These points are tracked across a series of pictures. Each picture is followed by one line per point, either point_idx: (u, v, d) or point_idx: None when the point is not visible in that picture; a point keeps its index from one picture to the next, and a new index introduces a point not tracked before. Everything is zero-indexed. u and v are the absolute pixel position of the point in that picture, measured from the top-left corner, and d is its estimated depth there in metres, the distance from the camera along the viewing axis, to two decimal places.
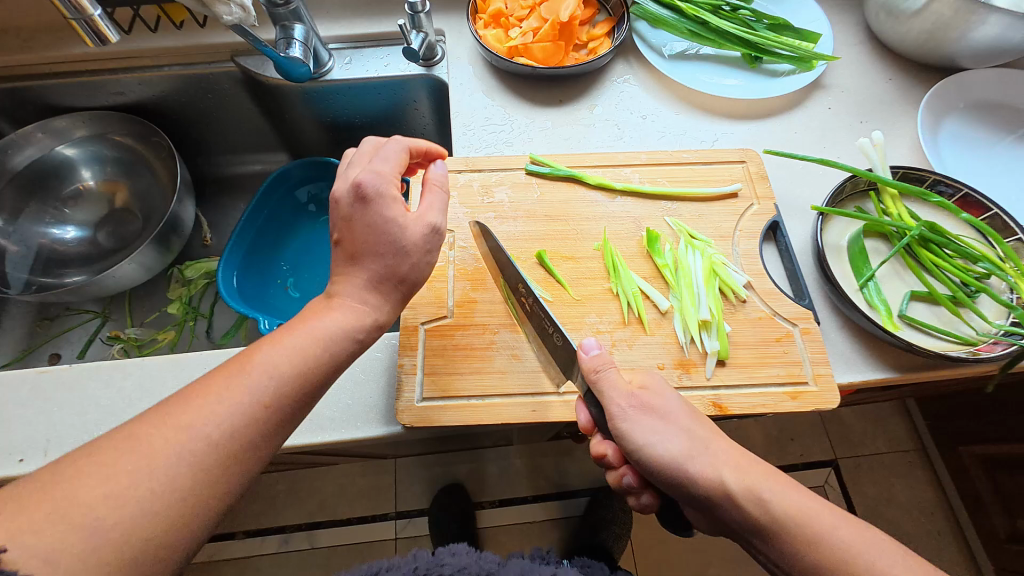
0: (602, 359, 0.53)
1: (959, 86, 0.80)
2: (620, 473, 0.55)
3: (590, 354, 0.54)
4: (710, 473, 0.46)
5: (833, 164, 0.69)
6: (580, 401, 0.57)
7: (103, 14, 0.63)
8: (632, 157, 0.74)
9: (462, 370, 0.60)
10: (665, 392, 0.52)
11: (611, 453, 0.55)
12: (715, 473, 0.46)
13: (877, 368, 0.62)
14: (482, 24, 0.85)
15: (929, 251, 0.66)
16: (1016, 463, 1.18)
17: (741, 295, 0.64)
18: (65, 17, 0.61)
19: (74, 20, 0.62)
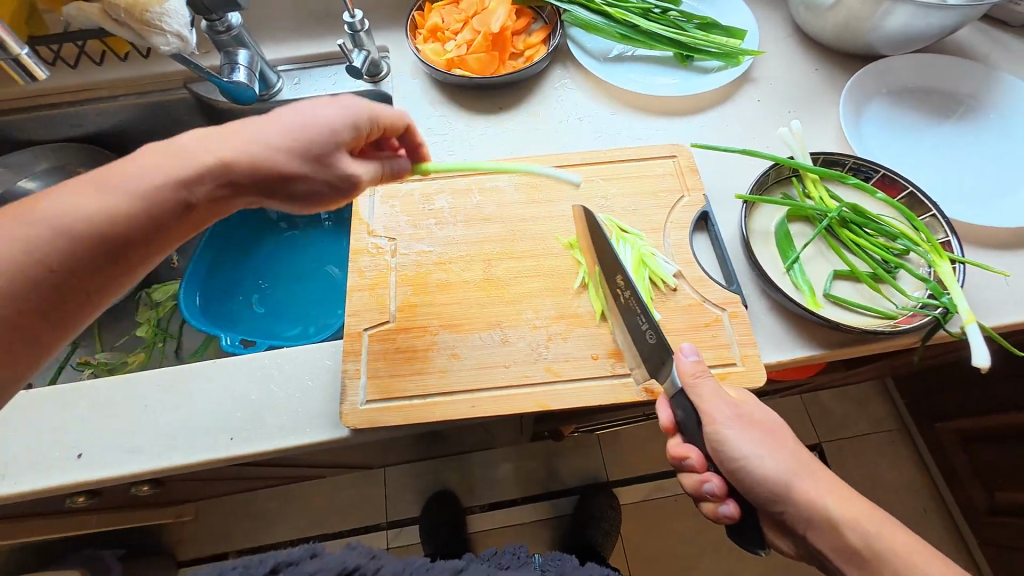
0: (699, 366, 0.56)
1: (881, 72, 0.83)
2: (702, 479, 0.54)
3: (689, 358, 0.56)
4: (799, 491, 0.48)
5: (756, 153, 0.72)
6: (664, 402, 0.58)
7: (32, 53, 0.63)
8: (568, 158, 0.77)
9: (405, 372, 0.62)
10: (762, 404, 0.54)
11: (694, 456, 0.54)
12: (802, 490, 0.49)
13: (805, 346, 0.65)
14: (421, 39, 0.88)
15: (850, 231, 0.69)
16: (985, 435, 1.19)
17: (671, 284, 0.66)
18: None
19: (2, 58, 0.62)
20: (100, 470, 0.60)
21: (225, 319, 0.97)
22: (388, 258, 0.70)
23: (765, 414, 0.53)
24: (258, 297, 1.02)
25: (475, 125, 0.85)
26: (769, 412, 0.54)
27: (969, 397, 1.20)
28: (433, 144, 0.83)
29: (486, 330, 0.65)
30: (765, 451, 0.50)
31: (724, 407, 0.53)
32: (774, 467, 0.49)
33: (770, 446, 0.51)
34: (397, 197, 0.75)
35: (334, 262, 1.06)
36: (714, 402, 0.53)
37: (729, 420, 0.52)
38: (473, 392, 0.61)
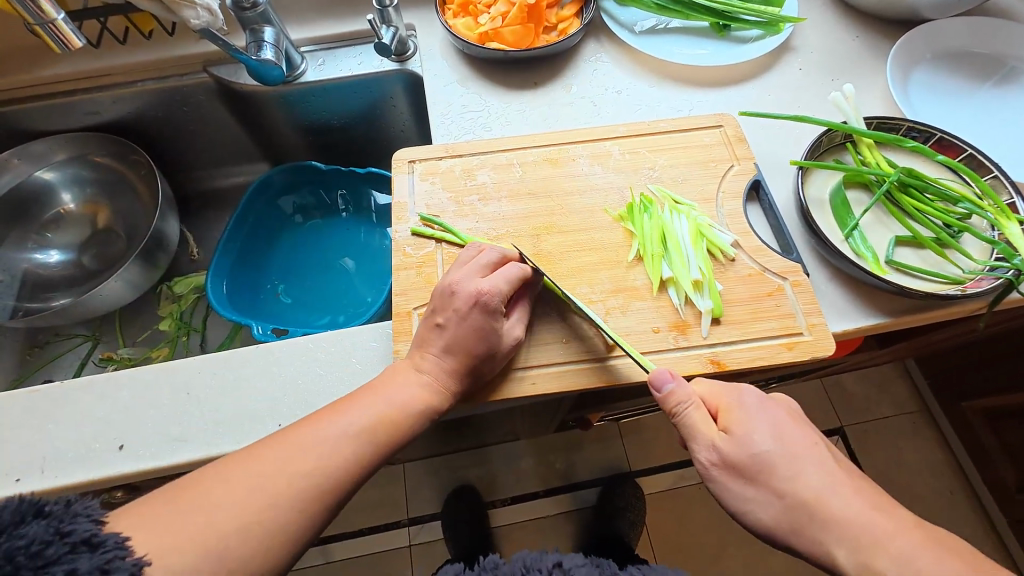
0: (678, 396, 0.52)
1: (925, 37, 0.81)
2: None
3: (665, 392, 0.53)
4: None
5: (808, 119, 0.70)
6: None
7: (68, 19, 0.63)
8: (610, 131, 0.74)
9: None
10: (756, 439, 0.49)
11: None
12: None
13: (870, 314, 0.63)
14: (451, 14, 0.86)
15: (910, 196, 0.67)
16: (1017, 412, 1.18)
17: (729, 254, 0.65)
18: (28, 23, 0.62)
19: (38, 27, 0.62)
20: (148, 459, 0.59)
21: (251, 310, 0.95)
22: (432, 235, 0.68)
23: (748, 449, 0.49)
24: (284, 286, 1.00)
25: (509, 100, 0.82)
26: (753, 444, 0.49)
27: (993, 374, 1.17)
28: (466, 120, 0.81)
29: (539, 307, 0.63)
30: (756, 499, 0.48)
31: (708, 452, 0.50)
32: (764, 517, 0.48)
33: (758, 493, 0.48)
34: (437, 173, 0.72)
35: (351, 252, 1.04)
36: (698, 444, 0.51)
37: (715, 472, 0.50)
38: (533, 369, 0.59)
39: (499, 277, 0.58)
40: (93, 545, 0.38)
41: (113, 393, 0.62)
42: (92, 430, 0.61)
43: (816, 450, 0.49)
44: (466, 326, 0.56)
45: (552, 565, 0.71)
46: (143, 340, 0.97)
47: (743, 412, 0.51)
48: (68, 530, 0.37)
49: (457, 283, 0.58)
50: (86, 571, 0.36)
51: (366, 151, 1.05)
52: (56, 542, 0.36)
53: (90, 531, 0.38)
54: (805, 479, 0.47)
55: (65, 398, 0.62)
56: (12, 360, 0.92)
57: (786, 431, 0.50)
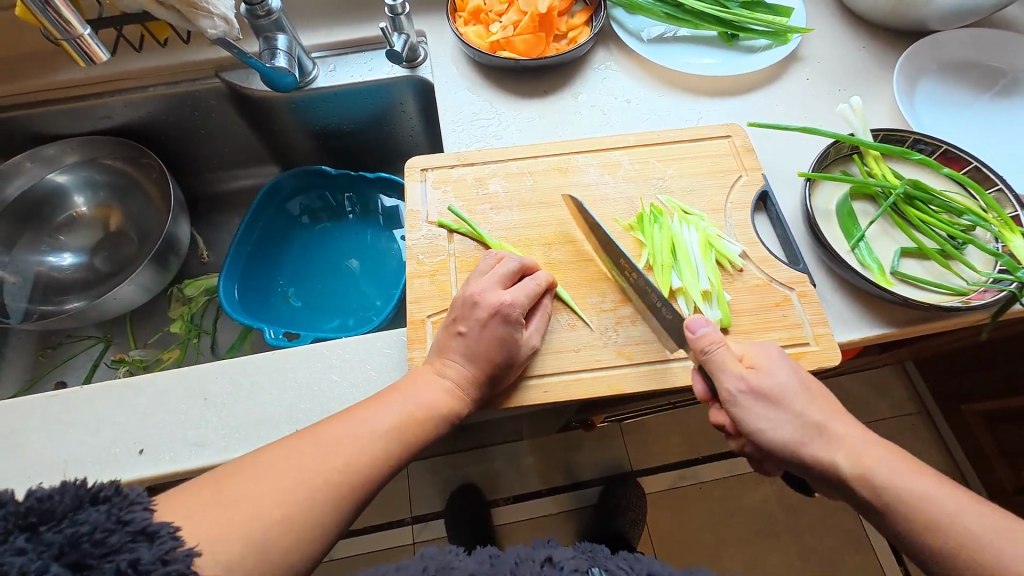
0: (710, 337, 0.54)
1: (932, 48, 0.82)
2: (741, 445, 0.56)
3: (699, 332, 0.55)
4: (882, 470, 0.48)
5: (816, 131, 0.71)
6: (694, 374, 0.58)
7: (93, 34, 0.65)
8: (619, 140, 0.75)
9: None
10: (777, 370, 0.52)
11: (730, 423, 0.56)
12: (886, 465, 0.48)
13: (875, 325, 0.64)
14: (463, 22, 0.87)
15: (915, 208, 0.68)
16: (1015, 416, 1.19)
17: (737, 265, 0.66)
18: (55, 39, 0.63)
19: (64, 42, 0.64)
20: (166, 464, 0.60)
21: (260, 313, 0.96)
22: (450, 225, 0.70)
23: (773, 380, 0.52)
24: (294, 290, 1.01)
25: (519, 109, 0.83)
26: (777, 375, 0.52)
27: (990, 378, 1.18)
28: (477, 128, 0.81)
29: (552, 315, 0.64)
30: (776, 420, 0.51)
31: (735, 381, 0.53)
32: (787, 439, 0.50)
33: (780, 416, 0.51)
34: (449, 181, 0.73)
35: (359, 254, 1.05)
36: (725, 372, 0.53)
37: (742, 398, 0.52)
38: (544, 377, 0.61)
39: (519, 288, 0.60)
40: (150, 535, 0.39)
41: (132, 398, 0.63)
42: (111, 435, 0.62)
43: (828, 392, 0.53)
44: (487, 335, 0.57)
45: (543, 560, 0.64)
46: (154, 342, 0.98)
47: (766, 353, 0.54)
48: (127, 519, 0.39)
49: (478, 293, 0.59)
50: (148, 560, 0.38)
51: (376, 155, 1.06)
52: (118, 530, 0.38)
53: (146, 521, 0.39)
54: (819, 409, 0.51)
55: (87, 402, 0.63)
56: (27, 361, 0.94)
57: (804, 372, 0.54)
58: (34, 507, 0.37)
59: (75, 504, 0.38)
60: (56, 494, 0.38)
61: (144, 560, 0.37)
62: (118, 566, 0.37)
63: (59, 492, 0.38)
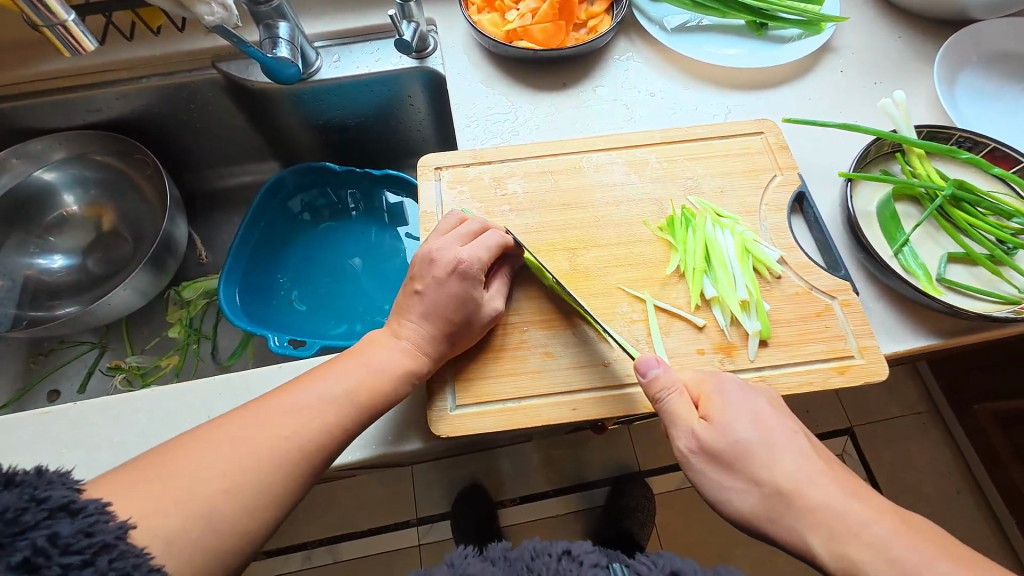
0: (660, 382, 0.51)
1: (973, 38, 0.77)
2: None
3: (650, 375, 0.51)
4: None
5: (857, 128, 0.67)
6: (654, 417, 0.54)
7: (78, 21, 0.59)
8: (646, 137, 0.71)
9: (494, 356, 0.58)
10: (730, 424, 0.48)
11: None
12: None
13: (921, 335, 0.60)
14: (476, 9, 0.82)
15: (963, 210, 0.64)
16: None
17: (776, 271, 0.62)
18: (36, 25, 0.58)
19: (47, 29, 0.59)
20: None
21: (264, 319, 0.91)
22: None
23: (728, 436, 0.47)
24: (298, 293, 0.96)
25: (536, 102, 0.78)
26: (733, 431, 0.47)
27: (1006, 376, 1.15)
28: (492, 124, 0.77)
29: (578, 325, 0.60)
30: (736, 488, 0.46)
31: (687, 440, 0.49)
32: (742, 504, 0.46)
33: (738, 481, 0.46)
34: (465, 180, 0.68)
35: (364, 254, 1.00)
36: (675, 425, 0.49)
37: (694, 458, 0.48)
38: (517, 339, 0.59)
39: (479, 246, 0.58)
40: (73, 511, 0.38)
41: (130, 415, 0.59)
42: (108, 454, 0.58)
43: (797, 441, 0.47)
44: (444, 293, 0.55)
45: (560, 553, 0.60)
46: (151, 348, 0.94)
47: (723, 402, 0.49)
48: (43, 497, 0.37)
49: (435, 251, 0.57)
50: (67, 535, 0.36)
51: (381, 149, 1.01)
52: (31, 508, 0.37)
53: (66, 498, 0.38)
54: (782, 467, 0.46)
55: (81, 420, 0.59)
56: (18, 368, 0.90)
57: (767, 420, 0.48)
58: None
59: None
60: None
61: (64, 533, 0.36)
62: (35, 542, 0.36)
63: None
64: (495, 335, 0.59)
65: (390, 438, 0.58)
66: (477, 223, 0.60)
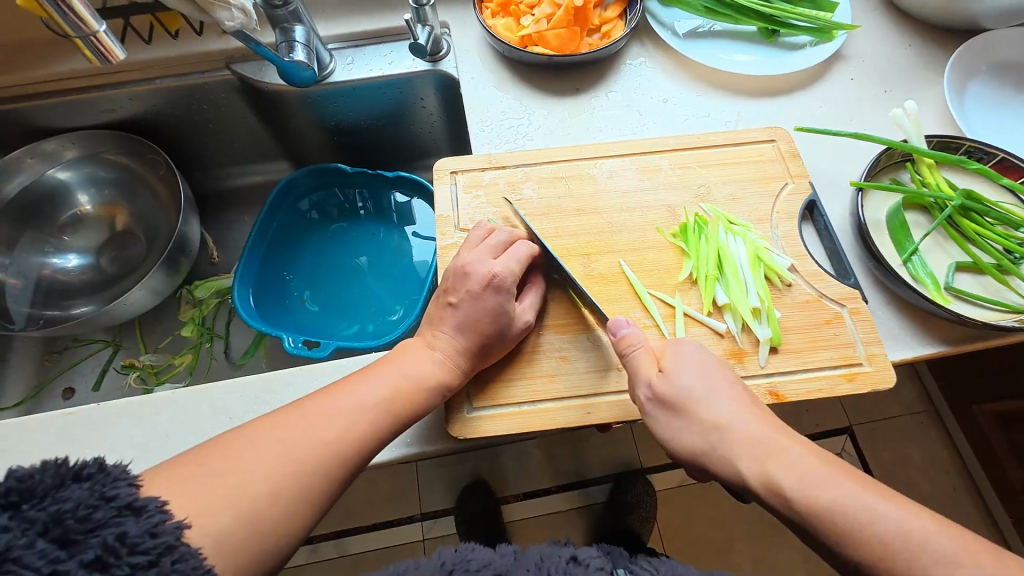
0: (629, 340, 0.54)
1: (982, 47, 0.78)
2: None
3: (620, 333, 0.54)
4: None
5: (868, 137, 0.68)
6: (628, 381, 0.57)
7: (108, 30, 0.60)
8: (659, 143, 0.71)
9: (510, 360, 0.59)
10: (678, 376, 0.51)
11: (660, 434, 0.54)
12: None
13: (928, 343, 0.62)
14: (490, 13, 0.83)
15: (971, 220, 0.65)
16: None
17: (787, 279, 0.63)
18: (68, 35, 0.58)
19: (78, 39, 0.59)
20: None
21: (276, 319, 0.92)
22: None
23: (677, 385, 0.50)
24: (310, 294, 0.97)
25: (550, 107, 0.79)
26: (682, 381, 0.50)
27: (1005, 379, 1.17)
28: (506, 128, 0.77)
29: (592, 331, 0.61)
30: (679, 428, 0.49)
31: (643, 388, 0.52)
32: (683, 442, 0.49)
33: (683, 422, 0.49)
34: (479, 185, 0.69)
35: (374, 254, 1.01)
36: (634, 377, 0.52)
37: (648, 401, 0.51)
38: (534, 343, 0.60)
39: (510, 257, 0.59)
40: (137, 510, 0.37)
41: (152, 416, 0.60)
42: (132, 455, 0.59)
43: (747, 400, 0.49)
44: (480, 306, 0.56)
45: (567, 557, 0.59)
46: (165, 346, 0.95)
47: (680, 357, 0.52)
48: (111, 495, 0.37)
49: (469, 264, 0.58)
50: (135, 534, 0.36)
51: (392, 150, 1.02)
52: (102, 506, 0.36)
53: (132, 496, 0.37)
54: (728, 414, 0.48)
55: (102, 421, 0.60)
56: (32, 366, 0.91)
57: (715, 375, 0.51)
58: (13, 485, 0.35)
59: (37, 491, 0.35)
60: (36, 473, 0.36)
61: (131, 533, 0.36)
62: (105, 540, 0.35)
63: (25, 471, 0.36)
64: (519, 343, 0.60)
65: (407, 440, 0.60)
66: (506, 233, 0.62)
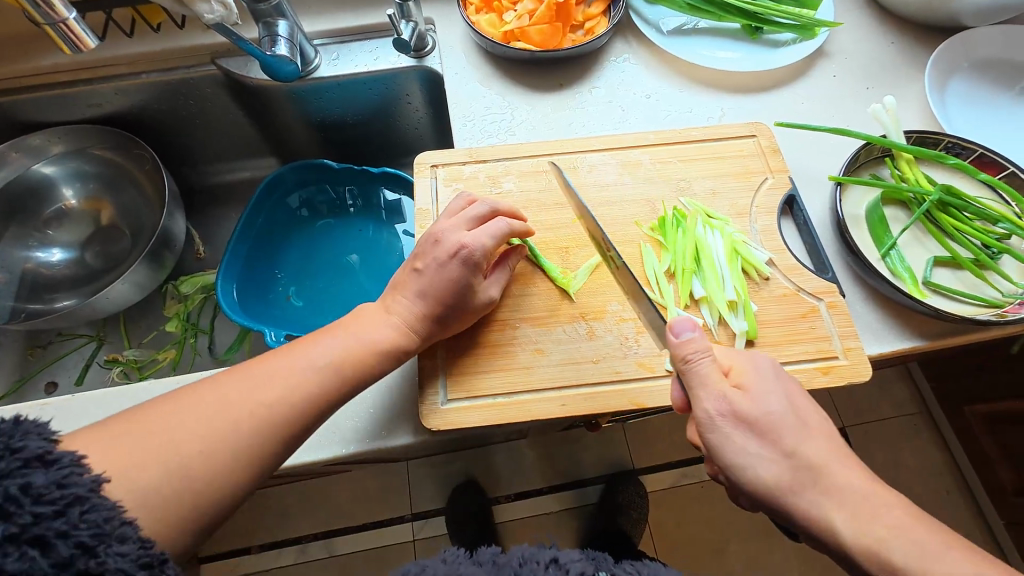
0: (695, 347, 0.49)
1: (964, 45, 0.78)
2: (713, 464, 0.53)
3: (681, 338, 0.50)
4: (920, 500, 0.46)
5: (847, 132, 0.68)
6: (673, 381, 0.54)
7: (79, 17, 0.60)
8: (640, 138, 0.72)
9: (486, 353, 0.59)
10: (762, 398, 0.48)
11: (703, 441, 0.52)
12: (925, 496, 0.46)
13: (907, 338, 0.61)
14: (474, 9, 0.83)
15: (949, 215, 0.65)
16: (1015, 418, 1.14)
17: (764, 273, 0.63)
18: (38, 23, 0.58)
19: (48, 27, 0.59)
20: None
21: (260, 315, 0.92)
22: None
23: (760, 407, 0.48)
24: (295, 290, 0.97)
25: (533, 103, 0.79)
26: (765, 403, 0.48)
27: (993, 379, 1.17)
28: (489, 124, 0.77)
29: (569, 323, 0.61)
30: (757, 455, 0.47)
31: (717, 404, 0.48)
32: (765, 473, 0.46)
33: (763, 449, 0.47)
34: (460, 179, 0.69)
35: (360, 250, 1.01)
36: (705, 392, 0.49)
37: (719, 421, 0.48)
38: (510, 335, 0.60)
39: (484, 229, 0.58)
40: (48, 462, 0.38)
41: (127, 407, 0.60)
42: None
43: (823, 426, 0.48)
44: (443, 275, 0.56)
45: (547, 560, 0.60)
46: (148, 341, 0.95)
47: (757, 375, 0.50)
48: (18, 446, 0.38)
49: (440, 232, 0.58)
50: (43, 483, 0.37)
51: (379, 147, 1.02)
52: (6, 456, 0.37)
53: (42, 448, 0.38)
54: (809, 445, 0.47)
55: (77, 412, 0.60)
56: (15, 360, 0.90)
57: (794, 399, 0.49)
58: None
59: None
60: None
61: (38, 483, 0.37)
62: (6, 490, 0.36)
63: None
64: (494, 335, 0.60)
65: (382, 432, 0.59)
66: (487, 207, 0.61)
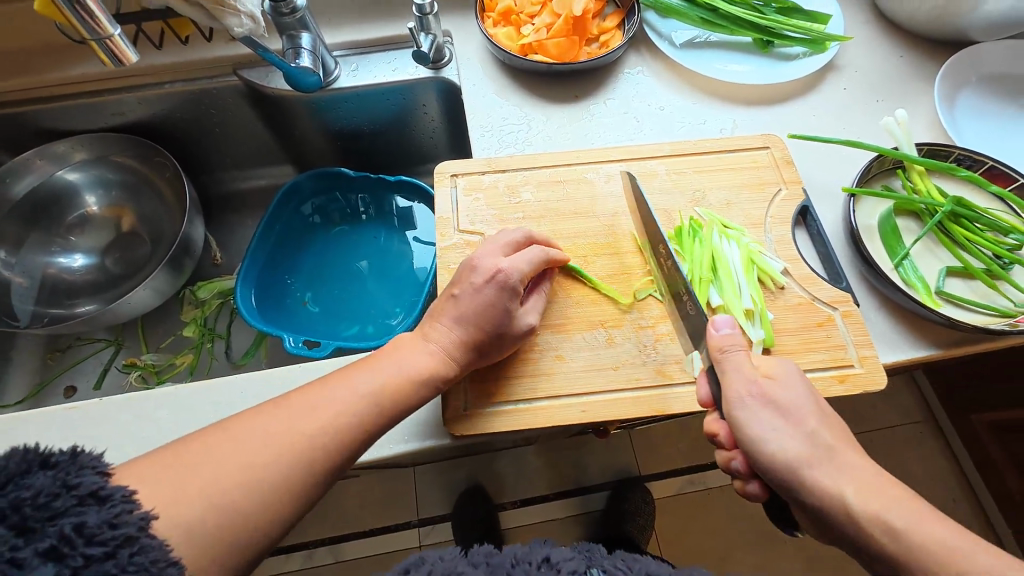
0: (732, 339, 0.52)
1: (972, 59, 0.80)
2: (729, 456, 0.52)
3: (720, 332, 0.53)
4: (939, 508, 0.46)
5: (860, 145, 0.70)
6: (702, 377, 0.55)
7: (123, 33, 0.62)
8: (655, 149, 0.73)
9: (507, 361, 0.60)
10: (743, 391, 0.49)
11: (725, 433, 0.52)
12: None
13: (920, 346, 0.62)
14: (491, 22, 0.84)
15: (960, 226, 0.66)
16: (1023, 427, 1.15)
17: (780, 282, 0.64)
18: (85, 40, 0.61)
19: (94, 43, 0.62)
20: None
21: (278, 320, 0.94)
22: (480, 233, 0.68)
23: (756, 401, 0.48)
24: (311, 295, 0.98)
25: (549, 114, 0.81)
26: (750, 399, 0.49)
27: (997, 388, 1.18)
28: (506, 134, 0.79)
29: (589, 331, 0.62)
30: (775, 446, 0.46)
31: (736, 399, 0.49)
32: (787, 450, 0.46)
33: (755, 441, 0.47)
34: (479, 188, 0.71)
35: (376, 257, 1.03)
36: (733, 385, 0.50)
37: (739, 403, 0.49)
38: (531, 342, 0.61)
39: (522, 257, 0.59)
40: (100, 498, 0.39)
41: (154, 411, 0.61)
42: (135, 450, 0.60)
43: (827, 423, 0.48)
44: (479, 299, 0.56)
45: (539, 560, 0.57)
46: (166, 346, 0.96)
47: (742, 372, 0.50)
48: (74, 483, 0.39)
49: (476, 258, 0.59)
50: (93, 523, 0.38)
51: (394, 156, 1.04)
52: (63, 494, 0.38)
53: (95, 485, 0.39)
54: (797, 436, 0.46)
55: (104, 417, 0.61)
56: (35, 364, 0.92)
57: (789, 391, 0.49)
58: None
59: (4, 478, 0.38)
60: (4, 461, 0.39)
61: (90, 523, 0.38)
62: (62, 530, 0.37)
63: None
64: (512, 342, 0.61)
65: (403, 435, 0.60)
66: (518, 233, 0.62)
